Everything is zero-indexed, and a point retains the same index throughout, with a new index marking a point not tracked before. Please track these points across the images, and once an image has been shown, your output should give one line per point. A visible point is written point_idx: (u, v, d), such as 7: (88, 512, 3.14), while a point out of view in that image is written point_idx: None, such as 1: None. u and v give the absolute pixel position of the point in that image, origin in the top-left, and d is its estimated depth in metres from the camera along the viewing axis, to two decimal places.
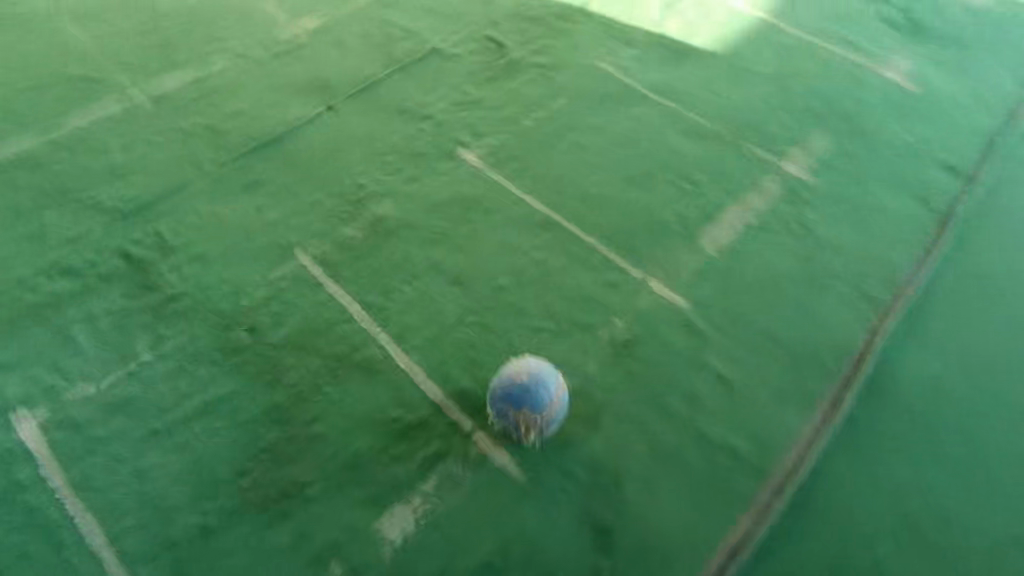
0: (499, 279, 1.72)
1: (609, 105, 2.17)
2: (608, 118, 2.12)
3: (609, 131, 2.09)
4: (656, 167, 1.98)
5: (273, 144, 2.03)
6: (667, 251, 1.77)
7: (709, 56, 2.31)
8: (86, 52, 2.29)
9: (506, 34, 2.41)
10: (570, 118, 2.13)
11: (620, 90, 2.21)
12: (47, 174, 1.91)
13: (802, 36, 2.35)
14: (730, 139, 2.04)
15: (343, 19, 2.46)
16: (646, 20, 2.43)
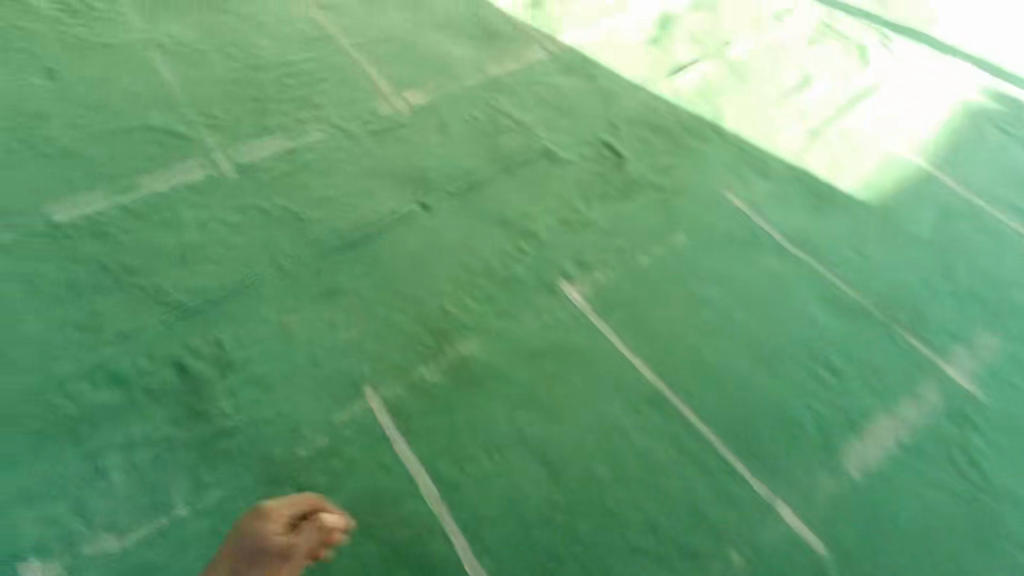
0: (595, 469, 1.47)
1: (740, 250, 1.88)
2: (738, 267, 1.84)
3: (738, 285, 1.80)
4: (790, 346, 1.69)
5: (357, 245, 1.82)
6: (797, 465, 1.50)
7: (855, 207, 2.01)
8: (173, 96, 2.12)
9: (625, 140, 2.16)
10: (686, 258, 1.85)
11: (753, 232, 1.93)
12: (110, 245, 1.73)
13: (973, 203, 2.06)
14: (880, 317, 1.77)
15: (448, 97, 2.25)
16: (788, 147, 2.15)
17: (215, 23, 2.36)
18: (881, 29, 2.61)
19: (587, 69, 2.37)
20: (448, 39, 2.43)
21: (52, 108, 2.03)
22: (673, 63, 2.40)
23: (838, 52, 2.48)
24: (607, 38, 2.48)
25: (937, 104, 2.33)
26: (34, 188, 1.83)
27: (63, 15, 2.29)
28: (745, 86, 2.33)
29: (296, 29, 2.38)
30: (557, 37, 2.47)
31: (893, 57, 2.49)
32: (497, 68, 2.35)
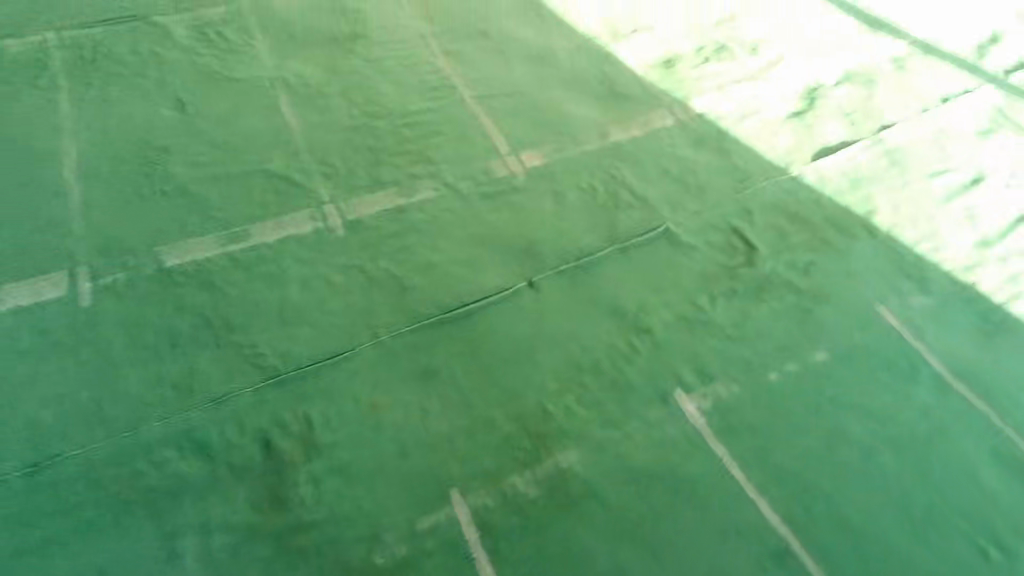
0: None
1: (889, 381, 1.65)
2: (887, 403, 1.62)
3: (893, 423, 1.59)
4: (950, 507, 1.47)
5: (459, 322, 1.71)
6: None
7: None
8: (292, 139, 2.09)
9: (758, 228, 1.94)
10: (843, 394, 1.63)
11: (909, 356, 1.69)
12: (213, 296, 1.69)
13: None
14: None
15: (567, 161, 2.11)
16: (954, 256, 1.89)
17: (340, 64, 2.33)
18: None
19: (721, 142, 2.17)
20: (573, 97, 2.30)
21: (178, 141, 2.05)
22: (818, 144, 2.16)
23: (1015, 146, 2.18)
24: (745, 109, 2.27)
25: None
26: (150, 227, 1.83)
27: (199, 44, 2.32)
28: (903, 179, 2.07)
29: (418, 76, 2.32)
30: (689, 103, 2.29)
31: None
32: (623, 133, 2.19)
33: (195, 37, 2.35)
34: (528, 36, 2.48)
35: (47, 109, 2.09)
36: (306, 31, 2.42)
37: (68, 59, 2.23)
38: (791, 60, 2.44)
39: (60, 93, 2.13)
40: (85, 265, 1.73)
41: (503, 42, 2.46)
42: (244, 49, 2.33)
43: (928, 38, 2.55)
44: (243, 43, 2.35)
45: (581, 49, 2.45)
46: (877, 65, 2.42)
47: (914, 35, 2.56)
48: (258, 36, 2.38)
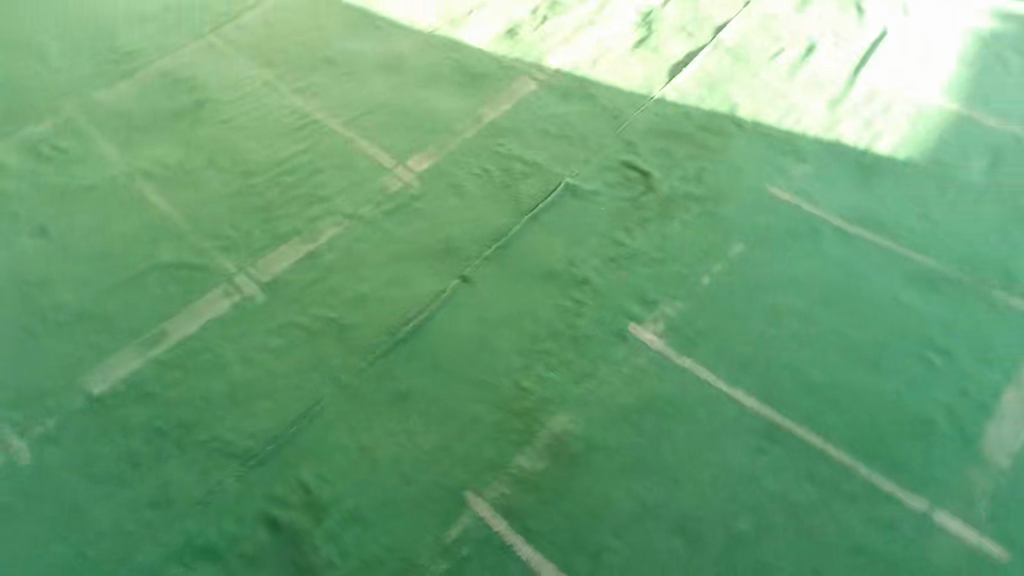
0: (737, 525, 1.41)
1: (801, 248, 1.81)
2: (807, 267, 1.78)
3: (818, 284, 1.75)
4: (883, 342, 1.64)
5: (409, 338, 1.72)
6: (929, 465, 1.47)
7: (903, 171, 1.95)
8: (175, 225, 2.01)
9: (647, 155, 2.06)
10: (773, 276, 1.76)
11: (809, 220, 1.86)
12: (157, 405, 1.62)
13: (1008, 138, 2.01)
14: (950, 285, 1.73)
15: (454, 155, 2.14)
16: (815, 121, 2.09)
17: (196, 135, 2.24)
18: None
19: (587, 90, 2.27)
20: (437, 93, 2.32)
21: (55, 269, 1.92)
22: (669, 62, 2.31)
23: (831, 10, 2.40)
24: (596, 54, 2.38)
25: (939, 40, 2.29)
26: (59, 361, 1.72)
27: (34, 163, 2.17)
28: (750, 71, 2.25)
29: (279, 122, 2.27)
30: (543, 65, 2.37)
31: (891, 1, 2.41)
32: (495, 111, 2.24)
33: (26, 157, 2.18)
34: (371, 49, 2.48)
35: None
36: (146, 113, 2.30)
37: None
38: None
39: None
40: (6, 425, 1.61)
41: (350, 62, 2.44)
42: (87, 153, 2.19)
43: None
44: (82, 147, 2.21)
45: (427, 44, 2.48)
46: None
47: None
48: (96, 133, 2.24)
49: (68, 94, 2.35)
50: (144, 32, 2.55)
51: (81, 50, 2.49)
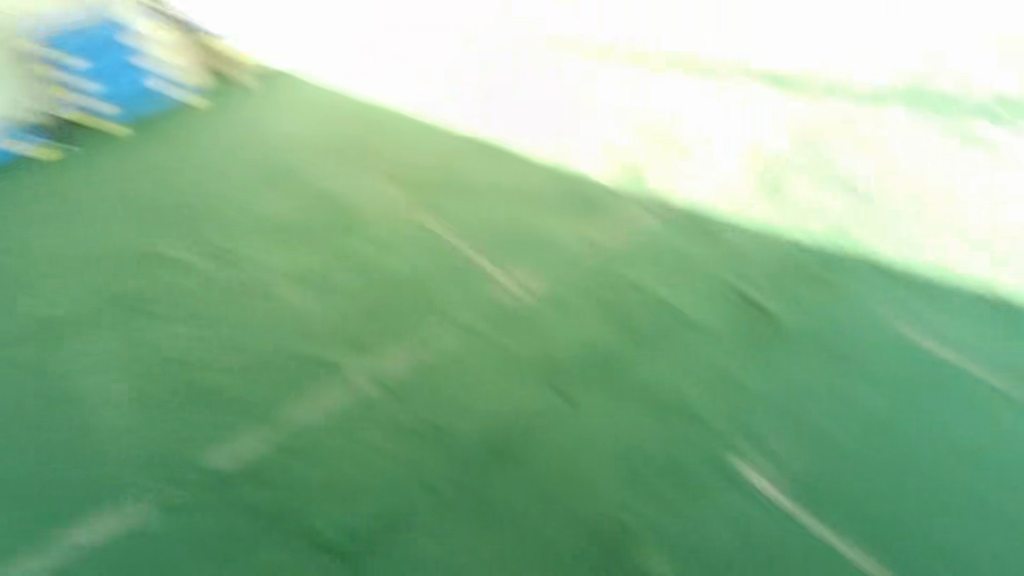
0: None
1: (899, 400, 1.97)
2: (898, 418, 1.93)
3: (908, 440, 1.89)
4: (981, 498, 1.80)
5: (514, 455, 1.84)
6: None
7: (1016, 329, 2.13)
8: (302, 315, 2.21)
9: (763, 295, 2.18)
10: (885, 435, 1.90)
11: (906, 348, 2.07)
12: (282, 489, 1.80)
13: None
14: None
15: (566, 276, 2.27)
16: (917, 254, 2.34)
17: (327, 232, 2.45)
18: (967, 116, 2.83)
19: (703, 222, 2.43)
20: (556, 216, 2.49)
21: (199, 349, 2.12)
22: (783, 205, 2.49)
23: (934, 146, 2.70)
24: (711, 187, 2.54)
25: None
26: (193, 438, 1.91)
27: (185, 248, 2.39)
28: (885, 207, 2.48)
29: (404, 229, 2.46)
30: (657, 193, 2.54)
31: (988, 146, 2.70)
32: (608, 237, 2.39)
33: (178, 242, 2.40)
34: (495, 168, 2.69)
35: (56, 347, 2.13)
36: (286, 210, 2.53)
37: (66, 299, 2.24)
38: (722, 121, 2.81)
39: (68, 333, 2.16)
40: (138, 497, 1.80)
41: (470, 173, 2.64)
42: (231, 243, 2.41)
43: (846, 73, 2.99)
44: (227, 237, 2.43)
45: (548, 165, 2.68)
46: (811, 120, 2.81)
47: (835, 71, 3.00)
48: (239, 224, 2.47)
49: (214, 187, 2.58)
50: (279, 135, 2.77)
51: (221, 151, 2.71)
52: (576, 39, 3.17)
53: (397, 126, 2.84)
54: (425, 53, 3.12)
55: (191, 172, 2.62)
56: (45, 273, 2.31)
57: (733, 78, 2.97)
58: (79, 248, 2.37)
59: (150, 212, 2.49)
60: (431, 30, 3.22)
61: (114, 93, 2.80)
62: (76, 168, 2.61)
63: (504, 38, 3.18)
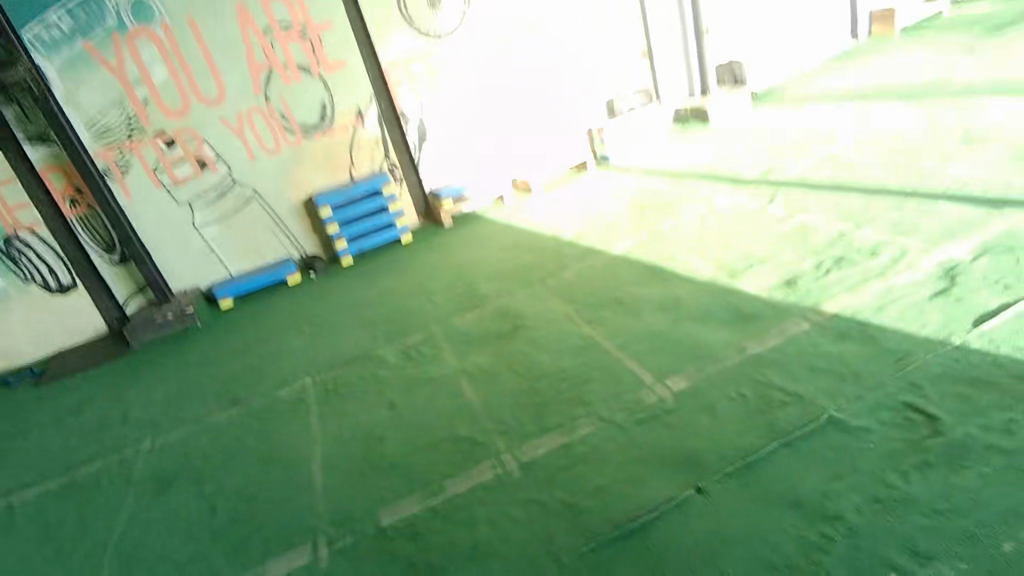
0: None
1: None
2: None
3: None
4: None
5: (636, 536, 1.79)
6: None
7: None
8: (474, 412, 2.56)
9: (939, 399, 1.96)
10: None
11: None
12: (420, 541, 1.98)
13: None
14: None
15: (710, 378, 2.34)
16: None
17: (508, 344, 3.00)
18: None
19: (864, 330, 2.36)
20: (707, 328, 2.66)
21: (388, 427, 2.64)
22: (974, 313, 2.29)
23: None
24: (877, 297, 2.53)
25: None
26: (369, 496, 2.26)
27: (401, 357, 3.18)
28: None
29: (569, 342, 2.86)
30: (821, 310, 2.56)
31: None
32: (757, 346, 2.45)
33: (396, 352, 3.25)
34: (652, 293, 3.06)
35: (298, 421, 2.85)
36: (478, 332, 3.20)
37: (317, 392, 3.04)
38: (894, 244, 2.88)
39: (311, 412, 2.89)
40: (317, 538, 2.12)
41: (638, 304, 3.00)
42: (432, 353, 3.12)
43: None
44: (432, 348, 3.17)
45: (703, 285, 3.01)
46: (990, 234, 2.74)
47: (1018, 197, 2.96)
48: (446, 342, 3.20)
49: (436, 320, 3.46)
50: (490, 284, 3.71)
51: (448, 296, 3.71)
52: (739, 205, 3.80)
53: (572, 272, 3.56)
54: (615, 223, 4.09)
55: (426, 309, 3.62)
56: (311, 385, 3.12)
57: (893, 212, 3.16)
58: (338, 358, 3.33)
59: (391, 333, 3.45)
60: (620, 211, 4.26)
61: (415, 267, 4.29)
62: (359, 325, 3.66)
63: (669, 216, 3.94)
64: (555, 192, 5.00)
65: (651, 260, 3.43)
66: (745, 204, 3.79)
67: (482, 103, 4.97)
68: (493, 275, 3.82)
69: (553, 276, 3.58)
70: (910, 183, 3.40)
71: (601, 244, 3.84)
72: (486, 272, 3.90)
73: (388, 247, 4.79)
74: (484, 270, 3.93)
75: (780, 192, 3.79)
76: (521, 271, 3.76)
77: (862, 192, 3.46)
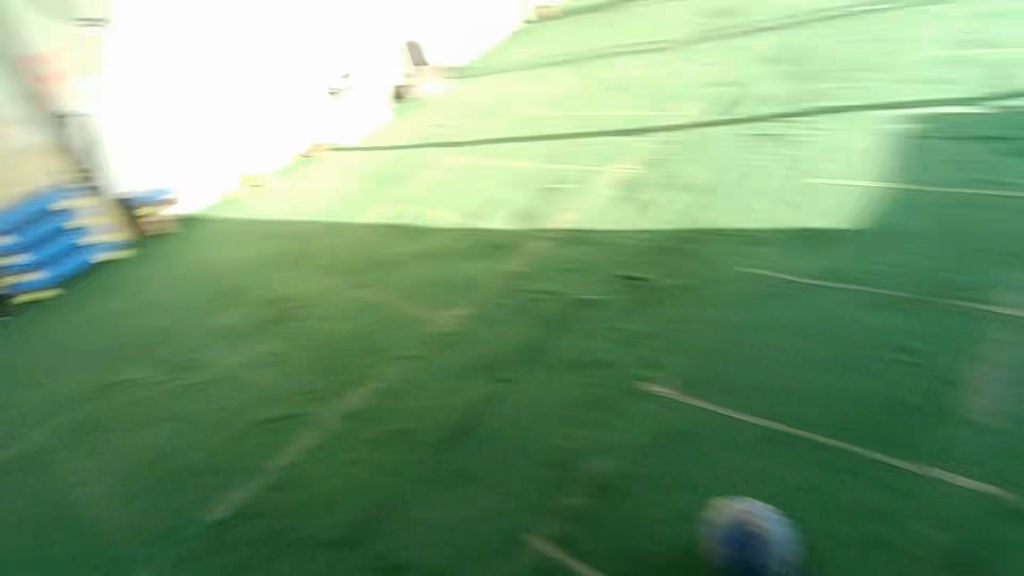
0: (804, 524, 1.55)
1: (776, 302, 2.21)
2: (784, 313, 2.15)
3: (805, 328, 2.07)
4: (888, 350, 1.93)
5: (465, 431, 2.09)
6: (962, 441, 1.65)
7: (863, 235, 2.40)
8: (273, 395, 2.52)
9: (640, 267, 2.61)
10: (784, 333, 2.08)
11: (777, 283, 2.28)
12: (266, 517, 2.01)
13: (959, 198, 2.48)
14: (950, 302, 2.04)
15: (481, 300, 2.72)
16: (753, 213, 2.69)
17: (283, 326, 2.95)
18: (784, 117, 3.32)
19: (582, 236, 2.95)
20: (465, 263, 3.01)
21: (173, 437, 2.44)
22: (647, 205, 3.00)
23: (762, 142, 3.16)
24: (585, 210, 3.13)
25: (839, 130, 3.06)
26: (185, 503, 2.14)
27: (153, 367, 2.87)
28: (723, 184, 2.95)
29: (344, 306, 2.97)
30: (549, 227, 3.09)
31: (803, 132, 3.15)
32: (511, 267, 2.88)
33: (147, 364, 2.90)
34: (410, 248, 3.27)
35: (47, 470, 2.42)
36: (245, 324, 3.03)
37: (59, 432, 2.60)
38: (590, 166, 3.48)
39: (59, 456, 2.47)
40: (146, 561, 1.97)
41: (401, 260, 3.19)
42: (196, 355, 2.90)
43: (677, 112, 3.69)
44: (194, 350, 2.93)
45: (455, 232, 3.30)
46: (647, 148, 3.46)
47: (666, 113, 3.72)
48: (205, 339, 2.99)
49: (183, 323, 3.13)
50: (234, 276, 3.43)
51: (189, 295, 3.35)
52: (463, 155, 4.06)
53: (322, 247, 3.52)
54: (358, 190, 4.04)
55: (162, 312, 3.26)
56: (45, 431, 2.61)
57: (584, 142, 3.74)
58: (61, 391, 2.80)
59: (132, 347, 3.04)
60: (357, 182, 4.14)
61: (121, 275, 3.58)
62: (74, 349, 3.08)
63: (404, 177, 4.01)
64: (274, 167, 4.45)
65: (400, 219, 3.56)
66: (466, 157, 4.02)
67: (164, 89, 3.85)
68: (237, 262, 3.57)
69: (306, 254, 3.50)
70: (594, 115, 3.98)
71: (352, 218, 3.73)
72: (226, 262, 3.58)
73: (87, 276, 3.60)
74: (222, 258, 3.60)
75: (499, 148, 4.00)
76: (279, 262, 3.49)
77: (560, 134, 3.92)
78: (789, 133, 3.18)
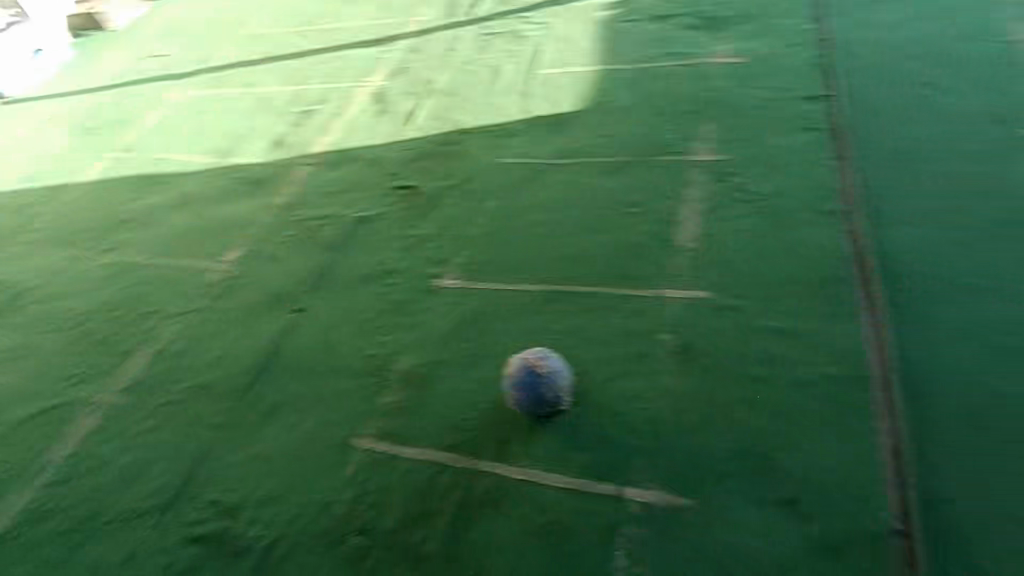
0: (576, 358, 1.89)
1: (533, 185, 2.45)
2: (540, 194, 2.41)
3: (558, 204, 2.36)
4: (622, 207, 2.28)
5: (267, 367, 2.08)
6: (680, 267, 2.06)
7: (591, 113, 2.70)
8: (26, 389, 2.20)
9: (412, 176, 2.67)
10: (543, 211, 2.35)
11: (529, 168, 2.53)
12: (62, 512, 1.84)
13: (662, 65, 2.84)
14: (661, 156, 2.43)
15: (254, 239, 2.59)
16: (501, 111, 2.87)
17: (14, 313, 2.52)
18: (515, 12, 3.46)
19: (347, 156, 2.89)
20: (227, 204, 2.80)
21: None
22: (403, 114, 3.03)
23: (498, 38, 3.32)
24: (344, 128, 3.06)
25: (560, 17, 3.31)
26: None
27: None
28: (472, 85, 3.06)
29: (91, 275, 2.61)
30: (311, 151, 2.97)
31: (532, 23, 3.33)
32: (278, 198, 2.76)
33: None
34: (156, 198, 2.93)
35: None
36: None
37: None
38: (339, 83, 3.35)
39: None
40: None
41: (149, 213, 2.85)
42: None
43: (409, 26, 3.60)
44: None
45: (206, 172, 3.01)
46: (394, 57, 3.42)
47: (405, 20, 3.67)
48: None
49: None
50: None
51: None
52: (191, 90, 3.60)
53: (41, 216, 2.99)
54: (64, 144, 3.40)
55: None
56: None
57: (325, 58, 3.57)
58: None
59: None
60: (59, 136, 3.48)
61: None
62: None
63: (122, 122, 3.45)
64: None
65: (133, 169, 3.14)
66: (196, 90, 3.59)
67: None
68: None
69: (21, 228, 2.95)
70: (330, 30, 3.78)
71: (67, 180, 3.18)
72: None
73: None
74: None
75: (224, 78, 3.63)
76: None
77: (297, 54, 3.66)
78: (520, 27, 3.35)
